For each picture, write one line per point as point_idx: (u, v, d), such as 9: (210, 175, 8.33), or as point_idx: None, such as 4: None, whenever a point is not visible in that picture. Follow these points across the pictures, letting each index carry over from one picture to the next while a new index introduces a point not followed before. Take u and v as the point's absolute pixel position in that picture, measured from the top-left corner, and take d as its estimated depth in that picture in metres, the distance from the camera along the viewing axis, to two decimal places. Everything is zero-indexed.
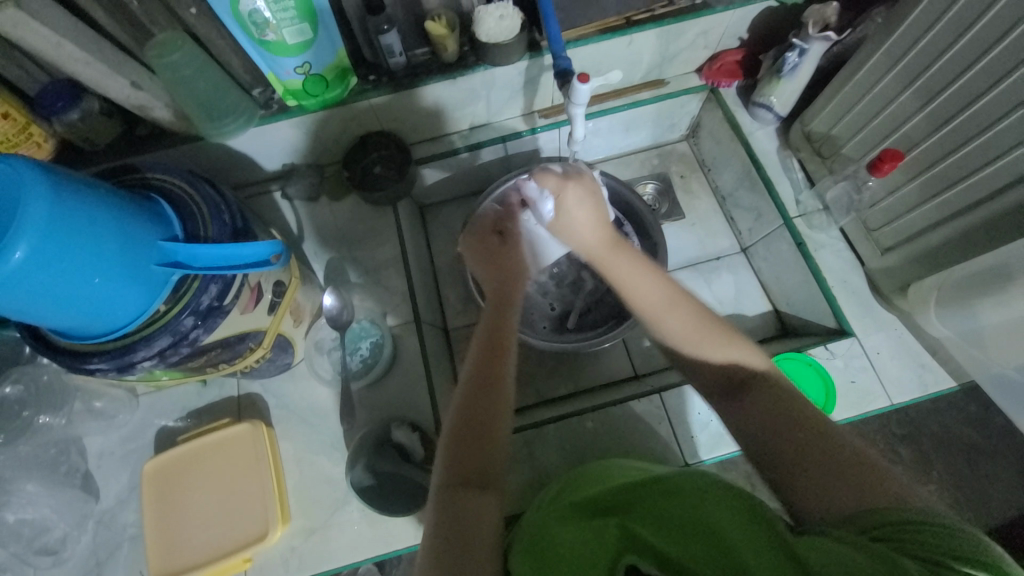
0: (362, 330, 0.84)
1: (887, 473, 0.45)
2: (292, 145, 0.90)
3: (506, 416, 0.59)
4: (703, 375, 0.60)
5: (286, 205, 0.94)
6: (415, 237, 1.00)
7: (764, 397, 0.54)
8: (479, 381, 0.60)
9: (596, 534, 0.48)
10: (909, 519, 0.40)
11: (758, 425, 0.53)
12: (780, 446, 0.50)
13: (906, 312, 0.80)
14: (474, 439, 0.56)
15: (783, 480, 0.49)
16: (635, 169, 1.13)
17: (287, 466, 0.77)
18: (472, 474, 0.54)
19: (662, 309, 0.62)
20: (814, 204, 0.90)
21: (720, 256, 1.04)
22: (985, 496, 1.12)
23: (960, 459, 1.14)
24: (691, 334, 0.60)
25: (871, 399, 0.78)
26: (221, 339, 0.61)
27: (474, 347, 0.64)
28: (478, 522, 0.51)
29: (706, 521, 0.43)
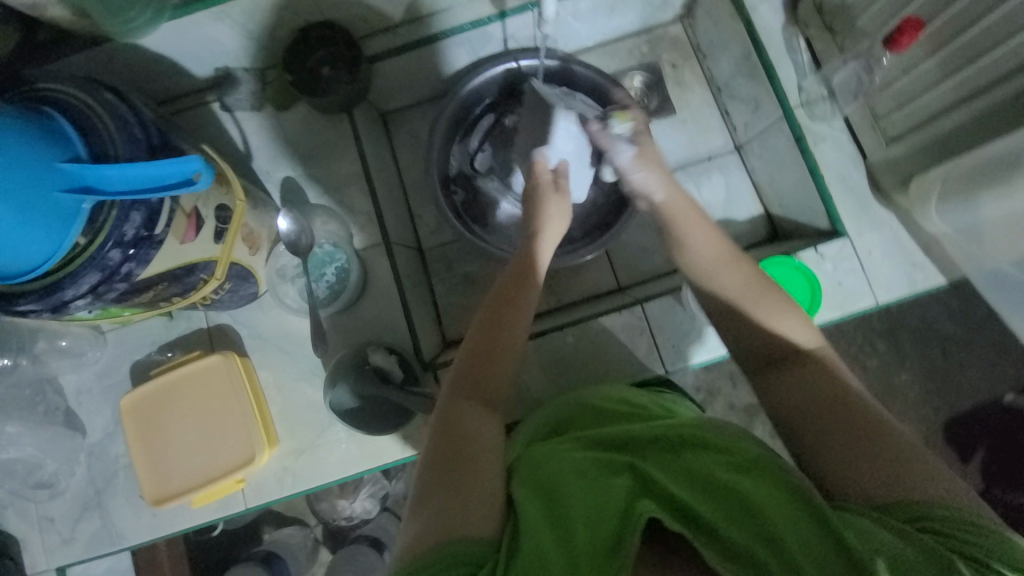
0: (326, 255, 0.79)
1: (918, 457, 0.45)
2: (221, 45, 0.77)
3: (517, 346, 0.59)
4: (741, 353, 0.60)
5: (227, 117, 0.83)
6: (378, 149, 0.91)
7: (803, 373, 0.54)
8: (496, 312, 0.61)
9: (610, 490, 0.48)
10: (952, 517, 0.41)
11: (796, 403, 0.53)
12: (800, 424, 0.51)
13: (905, 208, 0.74)
14: (485, 361, 0.58)
15: (806, 450, 0.51)
16: (621, 59, 1.00)
17: (268, 393, 0.77)
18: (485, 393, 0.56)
19: (718, 269, 0.62)
20: (818, 90, 0.80)
21: (711, 156, 0.96)
22: (955, 383, 1.16)
23: (938, 351, 1.17)
24: (747, 292, 0.60)
25: (856, 299, 0.76)
26: (162, 273, 0.56)
27: (497, 282, 0.64)
28: (481, 434, 0.51)
29: (735, 482, 0.45)
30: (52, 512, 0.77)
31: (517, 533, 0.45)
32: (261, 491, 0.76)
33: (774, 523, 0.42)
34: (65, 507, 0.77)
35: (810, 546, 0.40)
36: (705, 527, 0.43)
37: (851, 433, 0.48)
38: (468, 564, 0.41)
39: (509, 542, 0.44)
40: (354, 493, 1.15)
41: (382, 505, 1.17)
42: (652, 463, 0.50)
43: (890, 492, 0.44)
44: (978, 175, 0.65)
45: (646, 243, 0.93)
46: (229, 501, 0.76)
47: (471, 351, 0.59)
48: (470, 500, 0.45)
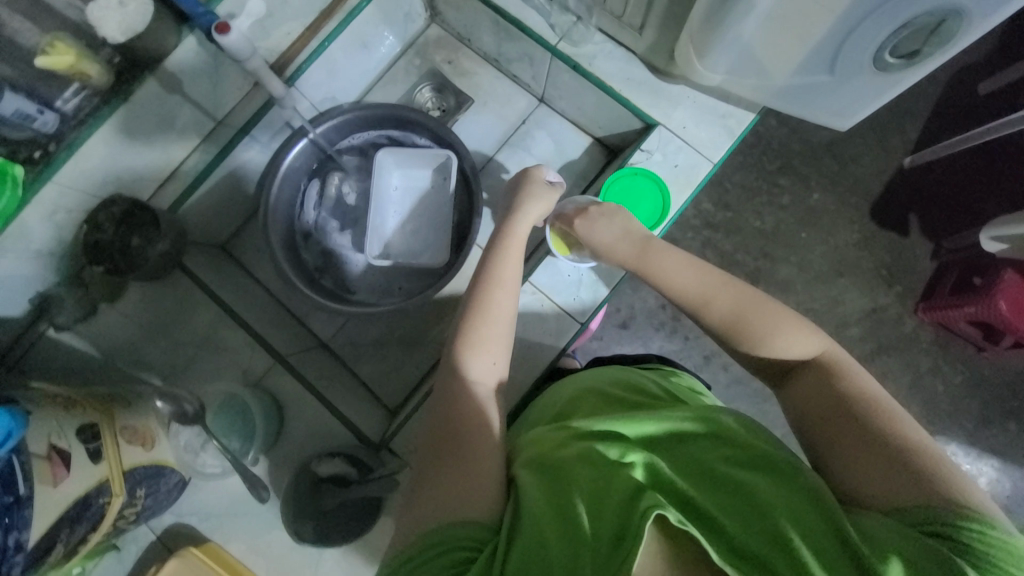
0: (228, 405, 0.77)
1: (926, 457, 0.47)
2: (16, 276, 0.72)
3: (498, 358, 0.62)
4: (756, 365, 0.62)
5: (70, 336, 0.77)
6: (232, 282, 0.90)
7: (822, 378, 0.55)
8: (480, 327, 0.62)
9: (620, 473, 0.47)
10: (968, 524, 0.42)
11: (811, 399, 0.55)
12: (822, 411, 0.54)
13: (683, 76, 0.80)
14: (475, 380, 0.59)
15: (817, 441, 0.53)
16: (403, 81, 1.01)
17: (247, 559, 0.74)
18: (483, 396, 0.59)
19: (707, 296, 0.63)
20: (565, 19, 0.84)
21: (525, 118, 0.99)
22: (860, 176, 1.18)
23: (828, 157, 1.19)
24: (740, 315, 0.61)
25: (697, 169, 0.81)
26: (48, 528, 0.54)
27: (471, 297, 0.65)
28: (478, 425, 0.55)
29: (741, 478, 0.47)
30: None
31: (512, 524, 0.46)
32: None
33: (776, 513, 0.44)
34: None
35: (806, 533, 0.42)
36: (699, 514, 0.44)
37: (865, 430, 0.50)
38: (463, 549, 0.44)
39: (507, 528, 0.46)
40: None
41: None
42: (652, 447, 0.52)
43: (897, 496, 0.45)
44: (717, 13, 0.64)
45: None
46: None
47: (460, 361, 0.60)
48: (468, 489, 0.49)
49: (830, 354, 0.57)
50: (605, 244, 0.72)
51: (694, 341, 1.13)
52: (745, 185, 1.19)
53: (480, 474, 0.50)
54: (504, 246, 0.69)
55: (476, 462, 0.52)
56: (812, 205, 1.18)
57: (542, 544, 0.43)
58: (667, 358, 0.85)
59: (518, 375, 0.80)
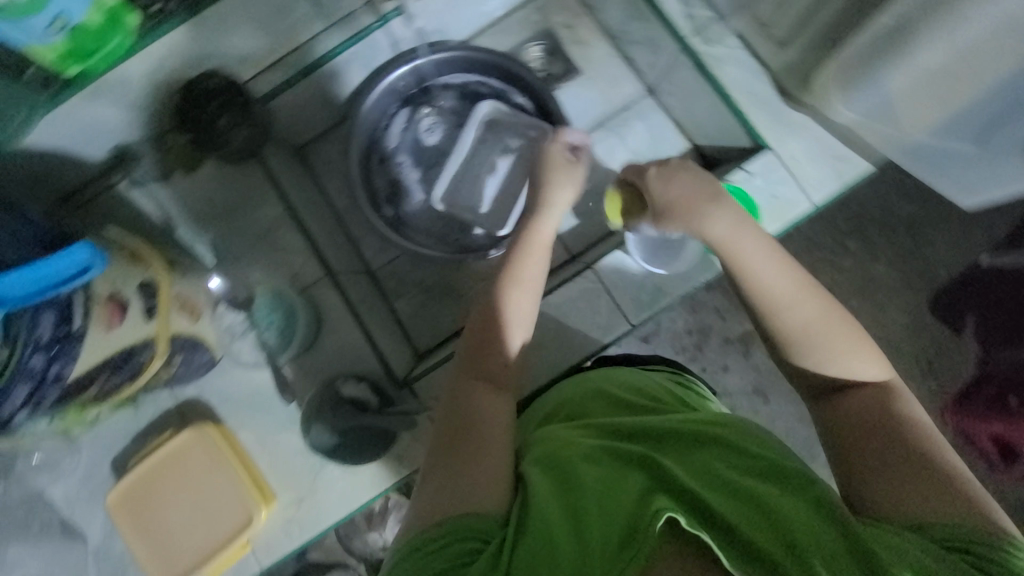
0: (271, 303, 0.78)
1: (960, 483, 0.47)
2: (111, 124, 0.77)
3: (513, 339, 0.62)
4: (803, 375, 0.58)
5: (139, 193, 0.81)
6: (301, 185, 0.90)
7: (867, 401, 0.54)
8: (495, 312, 0.62)
9: (627, 478, 0.48)
10: (987, 541, 0.43)
11: (857, 417, 0.53)
12: (851, 440, 0.52)
13: (812, 105, 0.76)
14: (485, 370, 0.60)
15: (845, 463, 0.52)
16: (516, 33, 0.98)
17: (253, 450, 0.75)
18: (488, 376, 0.60)
19: (790, 301, 0.57)
20: (705, 13, 0.80)
21: (627, 105, 0.95)
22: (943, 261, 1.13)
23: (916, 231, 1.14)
24: (813, 328, 0.57)
25: (793, 207, 0.77)
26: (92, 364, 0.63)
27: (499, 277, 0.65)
28: (491, 416, 0.56)
29: (751, 483, 0.46)
30: None
31: (520, 517, 0.47)
32: (272, 547, 0.75)
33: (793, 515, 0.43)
34: None
35: (818, 542, 0.42)
36: (714, 523, 0.43)
37: (904, 453, 0.49)
38: (470, 538, 0.45)
39: (514, 523, 0.46)
40: (379, 527, 1.14)
41: None
42: (659, 452, 0.51)
43: (923, 509, 0.46)
44: (876, 49, 0.60)
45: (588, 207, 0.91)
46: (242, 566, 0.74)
47: (467, 358, 0.61)
48: (473, 479, 0.50)
49: (891, 384, 0.55)
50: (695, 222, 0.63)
51: (719, 375, 1.11)
52: (820, 236, 1.14)
53: (484, 474, 0.50)
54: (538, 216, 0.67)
55: (486, 454, 0.52)
56: (881, 274, 1.14)
57: (550, 539, 0.44)
58: (677, 364, 0.77)
59: (555, 356, 0.79)
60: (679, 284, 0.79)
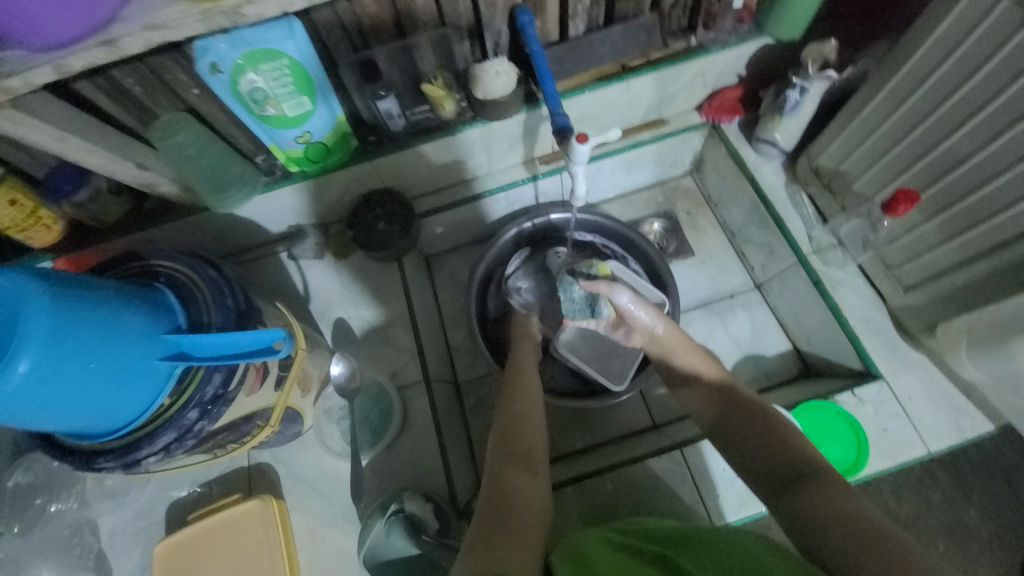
0: (371, 394, 0.83)
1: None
2: (297, 209, 0.92)
3: (535, 428, 0.66)
4: (758, 472, 0.58)
5: (293, 265, 0.96)
6: (422, 290, 1.00)
7: (817, 495, 0.51)
8: (518, 391, 0.71)
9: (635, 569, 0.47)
10: None
11: (812, 507, 0.50)
12: (825, 529, 0.48)
13: (935, 352, 0.76)
14: (514, 448, 0.63)
15: (831, 554, 0.46)
16: (639, 208, 1.10)
17: (299, 537, 0.75)
18: (517, 453, 0.62)
19: (726, 392, 0.66)
20: (828, 239, 0.86)
21: (734, 293, 1.01)
22: None
23: None
24: (752, 418, 0.62)
25: (906, 448, 0.73)
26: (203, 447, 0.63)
27: (507, 381, 0.74)
28: (518, 497, 0.56)
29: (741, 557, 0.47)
30: None
31: None
32: None
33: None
34: None
35: None
36: None
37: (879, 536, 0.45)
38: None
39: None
40: None
41: None
42: (677, 552, 0.49)
43: None
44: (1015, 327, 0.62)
45: None
46: None
47: (498, 443, 0.63)
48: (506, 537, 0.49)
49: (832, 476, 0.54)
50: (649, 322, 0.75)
51: None
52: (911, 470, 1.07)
53: (522, 537, 0.50)
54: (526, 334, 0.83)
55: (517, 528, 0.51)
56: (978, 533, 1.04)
57: None
58: None
59: None
60: None
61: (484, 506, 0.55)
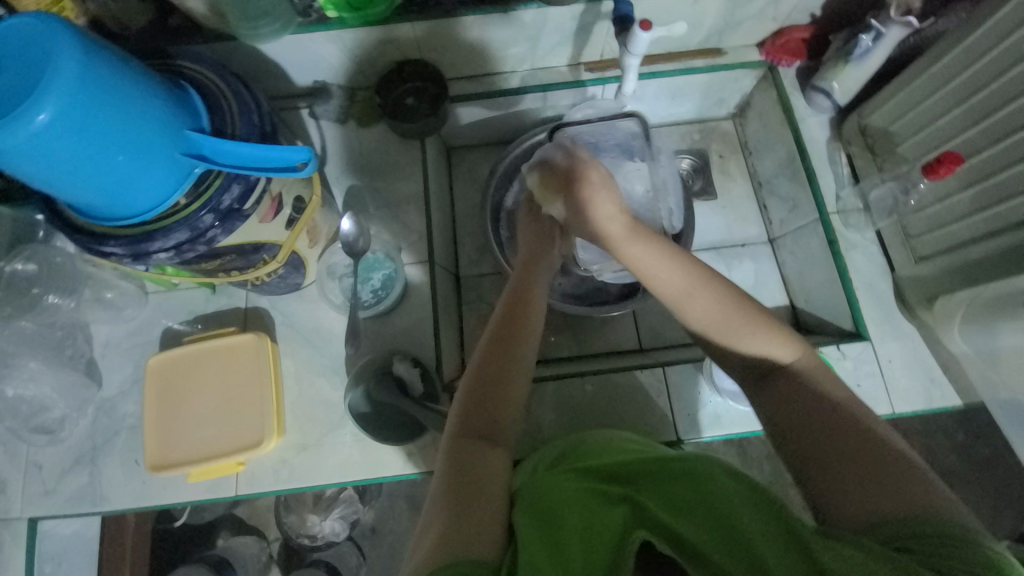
0: (376, 261, 0.83)
1: (904, 474, 0.43)
2: (326, 61, 0.87)
3: (524, 353, 0.60)
4: (730, 363, 0.56)
5: (312, 123, 0.92)
6: (439, 178, 0.98)
7: (791, 389, 0.51)
8: (501, 341, 0.60)
9: (605, 515, 0.47)
10: (933, 531, 0.39)
11: (786, 411, 0.50)
12: (796, 432, 0.49)
13: (928, 324, 0.78)
14: (488, 403, 0.56)
15: (799, 465, 0.47)
16: (673, 141, 1.07)
17: (287, 381, 0.78)
18: (483, 426, 0.54)
19: (683, 297, 0.56)
20: (854, 202, 0.86)
21: (746, 243, 1.01)
22: None
23: (944, 482, 1.17)
24: (714, 320, 0.55)
25: (874, 404, 0.77)
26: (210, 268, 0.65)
27: (498, 310, 0.64)
28: (486, 460, 0.51)
29: (715, 497, 0.45)
30: (42, 458, 0.77)
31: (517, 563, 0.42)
32: (255, 479, 0.75)
33: (759, 547, 0.40)
34: (57, 457, 0.76)
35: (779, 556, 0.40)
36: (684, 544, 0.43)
37: (853, 440, 0.46)
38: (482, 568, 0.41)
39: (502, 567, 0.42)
40: (330, 507, 1.12)
41: (350, 530, 1.13)
42: (641, 491, 0.49)
43: (876, 510, 0.42)
44: None
45: None
46: (219, 484, 0.75)
47: (474, 379, 0.57)
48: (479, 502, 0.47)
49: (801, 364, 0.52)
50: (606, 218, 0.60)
51: None
52: None
53: (486, 514, 0.46)
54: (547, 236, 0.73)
55: (488, 490, 0.49)
56: None
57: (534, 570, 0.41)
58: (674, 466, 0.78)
59: None
60: (740, 423, 0.76)
61: (442, 481, 0.50)
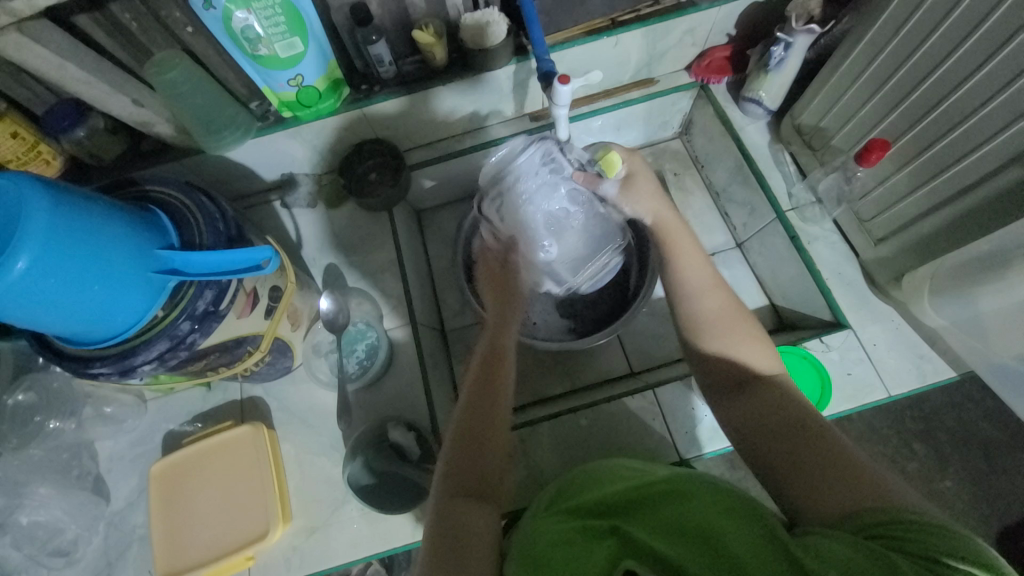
0: (358, 332, 0.86)
1: (867, 474, 0.45)
2: (288, 156, 0.93)
3: (504, 404, 0.62)
4: (712, 373, 0.61)
5: (285, 212, 0.98)
6: (411, 241, 1.03)
7: (765, 397, 0.56)
8: (482, 394, 0.62)
9: (595, 547, 0.47)
10: (902, 518, 0.40)
11: (763, 423, 0.54)
12: (766, 446, 0.52)
13: (902, 302, 0.79)
14: (472, 458, 0.57)
15: (775, 476, 0.50)
16: None
17: (288, 465, 0.79)
18: (472, 484, 0.56)
19: (702, 291, 0.64)
20: (807, 196, 0.89)
21: (715, 251, 1.04)
22: (999, 493, 1.11)
23: (976, 453, 1.14)
24: (723, 317, 0.62)
25: (869, 390, 0.77)
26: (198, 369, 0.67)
27: (475, 359, 0.66)
28: (470, 520, 0.52)
29: (696, 515, 0.45)
30: None
31: None
32: (268, 572, 0.74)
33: (744, 560, 0.39)
34: None
35: (766, 563, 0.39)
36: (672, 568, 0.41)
37: (825, 447, 0.49)
38: None
39: None
40: None
41: None
42: (628, 520, 0.48)
43: (850, 504, 0.44)
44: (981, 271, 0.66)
45: (659, 330, 0.95)
46: None
47: (459, 435, 0.59)
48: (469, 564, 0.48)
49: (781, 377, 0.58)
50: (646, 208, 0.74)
51: None
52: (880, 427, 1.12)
53: (477, 571, 0.47)
54: (509, 280, 0.77)
55: (477, 550, 0.49)
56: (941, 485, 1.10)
57: None
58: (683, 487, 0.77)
59: None
60: None
61: (431, 540, 0.50)
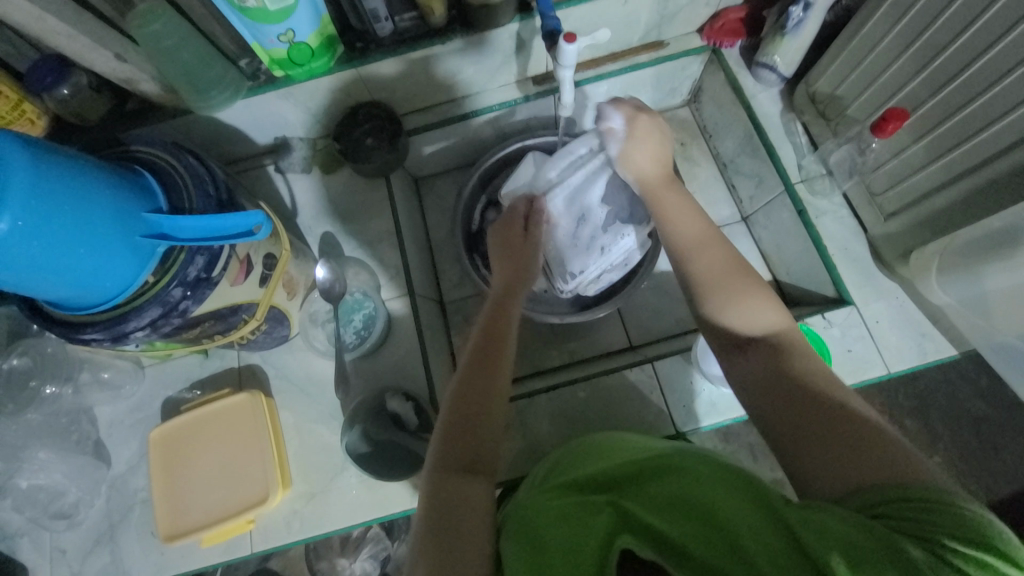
0: (355, 302, 0.86)
1: (874, 448, 0.44)
2: (281, 119, 0.90)
3: (501, 380, 0.60)
4: (715, 331, 0.61)
5: (279, 178, 0.95)
6: (409, 210, 1.00)
7: (767, 357, 0.56)
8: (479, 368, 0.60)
9: (594, 520, 0.47)
10: (909, 497, 0.40)
11: (767, 395, 0.53)
12: (774, 419, 0.51)
13: (907, 279, 0.78)
14: (467, 434, 0.56)
15: (783, 449, 0.50)
16: None
17: (287, 432, 0.80)
18: (467, 456, 0.55)
19: (695, 248, 0.65)
20: (817, 167, 0.86)
21: (719, 225, 1.02)
22: (988, 468, 1.13)
23: (969, 429, 1.15)
24: (716, 275, 0.62)
25: (868, 367, 0.77)
26: (192, 337, 0.67)
27: (476, 334, 0.65)
28: (471, 499, 0.51)
29: (704, 495, 0.45)
30: (64, 544, 0.78)
31: None
32: (269, 534, 0.76)
33: (749, 542, 0.40)
34: (77, 541, 0.78)
35: (772, 539, 0.39)
36: (672, 545, 0.42)
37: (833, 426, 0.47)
38: None
39: None
40: (356, 549, 1.13)
41: (382, 569, 1.13)
42: (624, 497, 0.48)
43: (857, 481, 0.43)
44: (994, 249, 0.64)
45: (659, 305, 0.94)
46: (235, 543, 0.76)
47: (456, 411, 0.57)
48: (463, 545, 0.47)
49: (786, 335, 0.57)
50: (636, 169, 0.73)
51: None
52: None
53: (471, 547, 0.48)
54: (523, 249, 0.75)
55: (472, 527, 0.49)
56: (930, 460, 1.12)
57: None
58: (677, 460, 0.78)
59: None
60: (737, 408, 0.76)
61: (426, 520, 0.50)
